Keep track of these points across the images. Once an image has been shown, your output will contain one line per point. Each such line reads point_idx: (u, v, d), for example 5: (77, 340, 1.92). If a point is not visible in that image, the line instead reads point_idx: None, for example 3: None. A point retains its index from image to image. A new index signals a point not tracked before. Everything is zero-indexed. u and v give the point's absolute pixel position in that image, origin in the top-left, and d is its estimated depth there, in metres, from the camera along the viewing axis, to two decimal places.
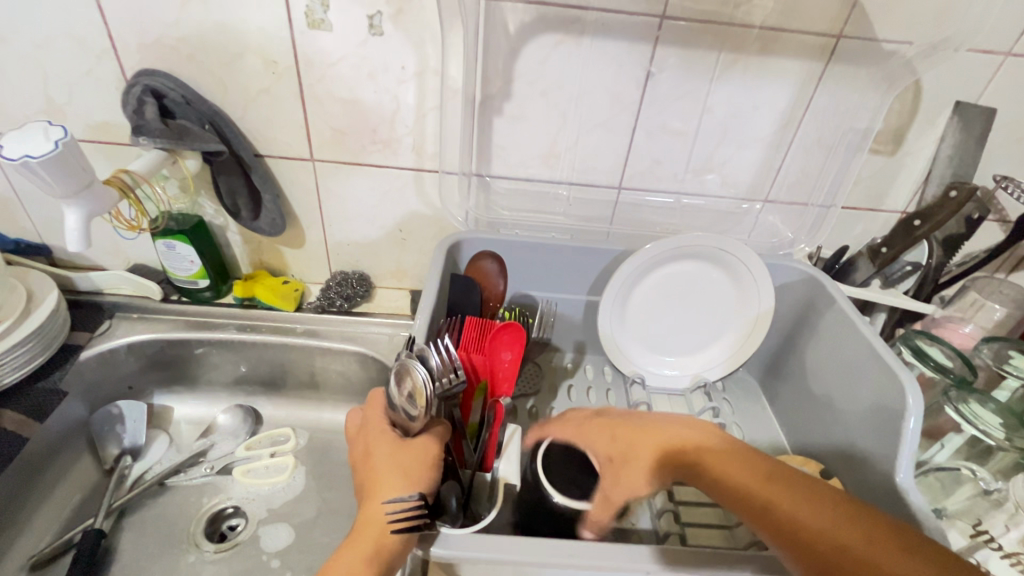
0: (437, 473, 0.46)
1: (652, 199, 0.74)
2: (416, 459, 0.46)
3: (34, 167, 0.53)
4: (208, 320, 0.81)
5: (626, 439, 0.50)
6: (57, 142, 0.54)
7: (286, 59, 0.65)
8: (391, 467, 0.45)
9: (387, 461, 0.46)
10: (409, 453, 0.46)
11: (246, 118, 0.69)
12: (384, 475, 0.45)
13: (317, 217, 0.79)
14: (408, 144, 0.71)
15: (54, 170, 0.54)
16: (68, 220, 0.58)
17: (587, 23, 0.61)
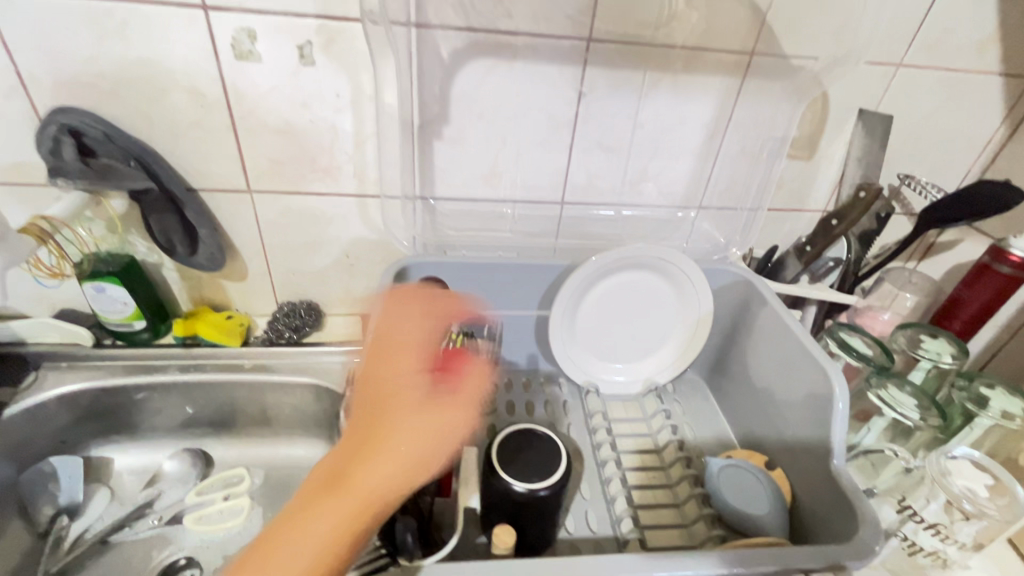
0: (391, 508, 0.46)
1: (594, 212, 0.77)
2: (404, 479, 0.46)
3: None
4: (147, 362, 0.77)
5: None
6: None
7: (215, 92, 0.63)
8: (372, 478, 0.45)
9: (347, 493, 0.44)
10: (399, 474, 0.46)
11: (176, 152, 0.67)
12: (361, 481, 0.45)
13: (259, 249, 0.77)
14: (349, 170, 0.71)
15: None
16: None
17: (517, 48, 0.63)
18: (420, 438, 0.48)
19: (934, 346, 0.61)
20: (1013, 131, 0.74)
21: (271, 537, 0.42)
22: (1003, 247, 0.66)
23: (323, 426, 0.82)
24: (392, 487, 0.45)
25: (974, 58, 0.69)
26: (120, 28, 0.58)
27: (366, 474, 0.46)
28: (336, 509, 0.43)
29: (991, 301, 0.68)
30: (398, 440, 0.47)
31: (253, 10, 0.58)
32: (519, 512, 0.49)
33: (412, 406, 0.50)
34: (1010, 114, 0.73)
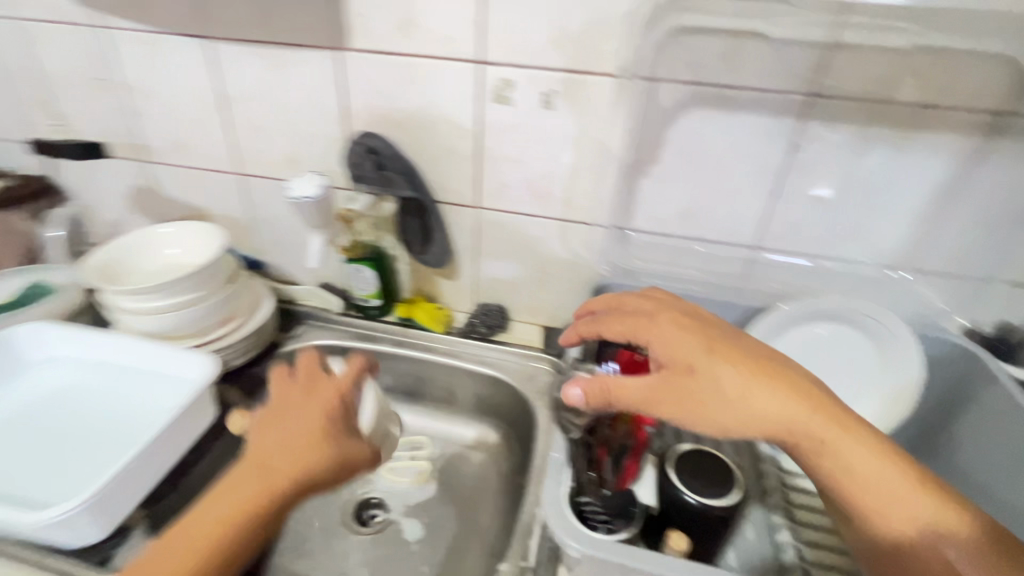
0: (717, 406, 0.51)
1: (788, 260, 0.77)
2: (301, 449, 0.54)
3: (309, 206, 0.78)
4: (372, 333, 0.96)
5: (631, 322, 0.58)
6: (323, 189, 0.78)
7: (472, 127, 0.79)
8: (274, 442, 0.55)
9: (719, 415, 0.50)
10: (276, 450, 0.54)
11: (432, 171, 0.85)
12: (288, 438, 0.55)
13: (472, 256, 0.92)
14: (560, 198, 0.82)
15: (320, 210, 0.80)
16: (316, 245, 0.88)
17: (737, 99, 0.68)
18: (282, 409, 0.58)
19: None
20: None
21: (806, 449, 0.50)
22: None
23: (496, 416, 0.94)
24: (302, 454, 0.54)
25: None
26: (420, 78, 0.77)
27: (262, 450, 0.54)
28: (724, 414, 0.50)
29: None
30: (286, 420, 0.56)
31: (516, 65, 0.73)
32: (691, 522, 0.52)
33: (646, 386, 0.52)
34: None
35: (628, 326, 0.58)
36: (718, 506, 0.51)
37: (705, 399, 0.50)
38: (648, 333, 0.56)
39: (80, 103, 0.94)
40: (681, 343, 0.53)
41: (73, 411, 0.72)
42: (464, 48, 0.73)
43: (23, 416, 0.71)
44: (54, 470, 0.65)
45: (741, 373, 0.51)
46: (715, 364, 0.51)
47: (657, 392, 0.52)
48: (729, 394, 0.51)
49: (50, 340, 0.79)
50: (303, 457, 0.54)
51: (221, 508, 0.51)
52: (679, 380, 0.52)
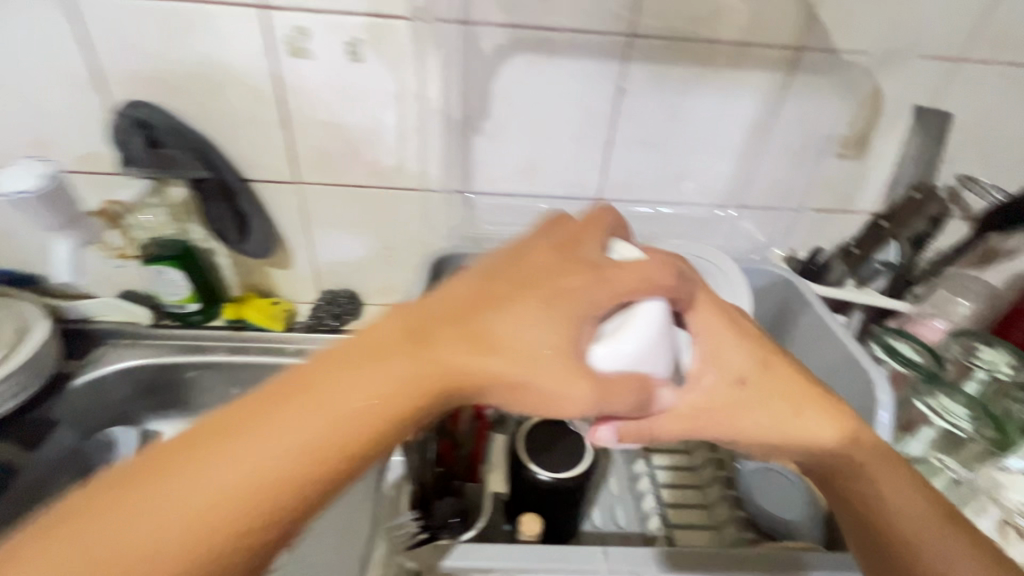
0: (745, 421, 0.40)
1: (630, 208, 0.76)
2: (402, 379, 0.33)
3: (32, 201, 0.65)
4: (198, 343, 0.82)
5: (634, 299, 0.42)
6: (50, 178, 0.66)
7: (270, 89, 0.67)
8: (371, 347, 0.34)
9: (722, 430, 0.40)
10: (335, 400, 0.32)
11: (232, 144, 0.71)
12: (377, 359, 0.34)
13: (304, 240, 0.81)
14: (391, 164, 0.73)
15: (51, 205, 0.67)
16: (65, 250, 0.75)
17: (557, 43, 0.64)
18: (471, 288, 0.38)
19: (991, 357, 0.58)
20: None
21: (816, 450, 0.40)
22: None
23: None
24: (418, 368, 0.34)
25: None
26: (187, 29, 0.62)
27: (339, 357, 0.34)
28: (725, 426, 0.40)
29: None
30: (420, 311, 0.36)
31: (307, 8, 0.61)
32: (545, 497, 0.50)
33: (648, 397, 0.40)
34: None
35: (640, 293, 0.39)
36: (569, 477, 0.49)
37: (721, 422, 0.40)
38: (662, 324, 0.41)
39: None
40: (718, 347, 0.41)
41: None
42: None
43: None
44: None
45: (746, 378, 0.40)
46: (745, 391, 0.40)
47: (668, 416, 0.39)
48: (741, 406, 0.40)
49: None
50: (445, 341, 0.35)
51: (176, 526, 0.29)
52: (691, 402, 0.40)
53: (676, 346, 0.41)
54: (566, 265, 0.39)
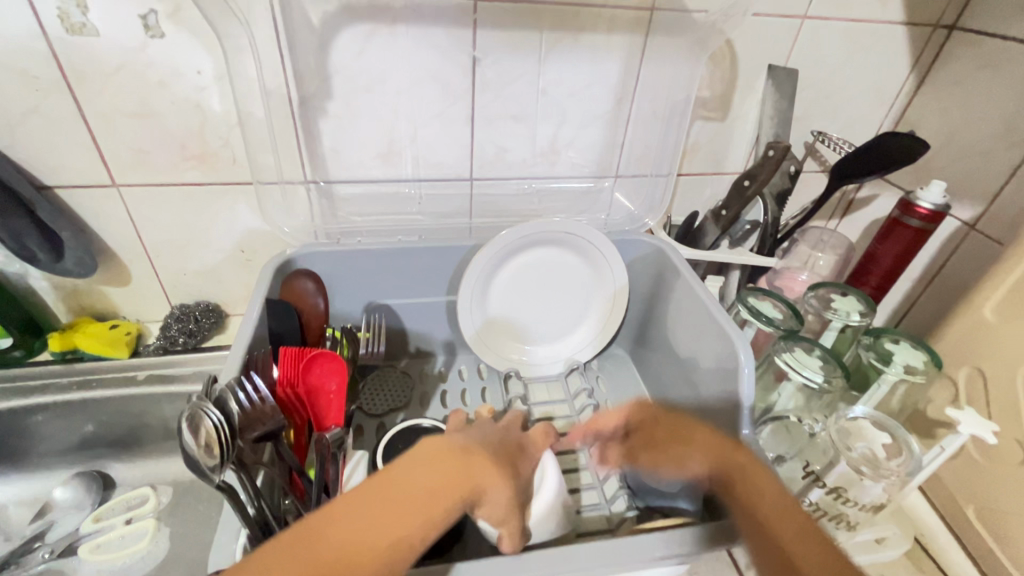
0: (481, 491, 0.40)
1: (504, 186, 0.72)
2: (414, 512, 0.36)
3: None
4: (26, 382, 0.70)
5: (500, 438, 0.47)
6: None
7: (52, 76, 0.55)
8: (396, 487, 0.37)
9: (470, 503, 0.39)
10: (364, 529, 0.34)
11: (18, 147, 0.59)
12: (392, 494, 0.37)
13: (140, 251, 0.70)
14: (227, 157, 0.64)
15: None
16: None
17: (397, 10, 0.57)
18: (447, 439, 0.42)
19: (843, 305, 0.61)
20: (920, 83, 0.74)
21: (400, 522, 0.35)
22: (911, 200, 0.65)
23: None
24: (423, 512, 0.36)
25: (878, 7, 0.67)
26: None
27: (371, 490, 0.37)
28: (401, 503, 0.36)
29: (902, 255, 0.68)
30: (423, 454, 0.40)
31: None
32: None
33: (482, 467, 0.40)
34: (916, 62, 0.73)
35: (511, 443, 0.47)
36: None
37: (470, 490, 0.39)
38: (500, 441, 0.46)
39: None
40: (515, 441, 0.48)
41: None
42: None
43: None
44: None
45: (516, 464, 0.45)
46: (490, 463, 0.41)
47: (445, 485, 0.38)
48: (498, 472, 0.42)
49: None
50: (446, 479, 0.38)
51: None
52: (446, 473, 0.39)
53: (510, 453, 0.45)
54: (508, 451, 0.45)
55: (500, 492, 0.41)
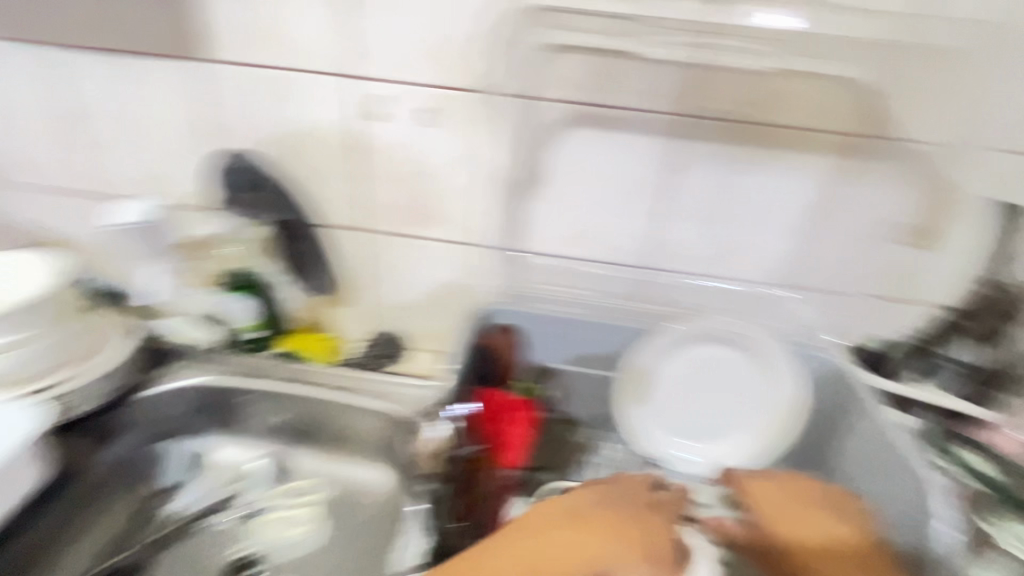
0: (608, 554, 0.48)
1: (679, 279, 0.76)
2: (547, 561, 0.47)
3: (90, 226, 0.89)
4: (252, 368, 0.86)
5: (640, 504, 0.54)
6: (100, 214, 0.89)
7: (347, 145, 0.76)
8: (527, 542, 0.49)
9: (604, 561, 0.48)
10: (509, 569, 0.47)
11: (315, 192, 0.80)
12: (526, 547, 0.48)
13: (369, 280, 0.88)
14: (451, 218, 0.79)
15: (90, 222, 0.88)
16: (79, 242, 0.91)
17: (611, 118, 0.68)
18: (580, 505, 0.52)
19: None
20: None
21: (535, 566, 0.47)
22: None
23: (394, 455, 0.87)
24: (546, 566, 0.47)
25: None
26: (294, 90, 0.73)
27: (518, 538, 0.49)
28: (539, 553, 0.48)
29: None
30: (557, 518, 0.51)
31: (396, 81, 0.70)
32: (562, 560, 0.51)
33: (609, 534, 0.50)
34: None
35: (647, 509, 0.54)
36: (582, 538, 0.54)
37: (597, 550, 0.49)
38: (638, 508, 0.54)
39: None
40: (648, 507, 0.54)
41: None
42: (330, 60, 0.71)
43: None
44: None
45: (648, 531, 0.51)
46: (616, 531, 0.50)
47: (571, 545, 0.49)
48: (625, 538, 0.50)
49: None
50: (574, 542, 0.49)
51: None
52: (573, 534, 0.49)
53: (644, 518, 0.53)
54: (648, 523, 0.52)
55: (625, 565, 0.48)
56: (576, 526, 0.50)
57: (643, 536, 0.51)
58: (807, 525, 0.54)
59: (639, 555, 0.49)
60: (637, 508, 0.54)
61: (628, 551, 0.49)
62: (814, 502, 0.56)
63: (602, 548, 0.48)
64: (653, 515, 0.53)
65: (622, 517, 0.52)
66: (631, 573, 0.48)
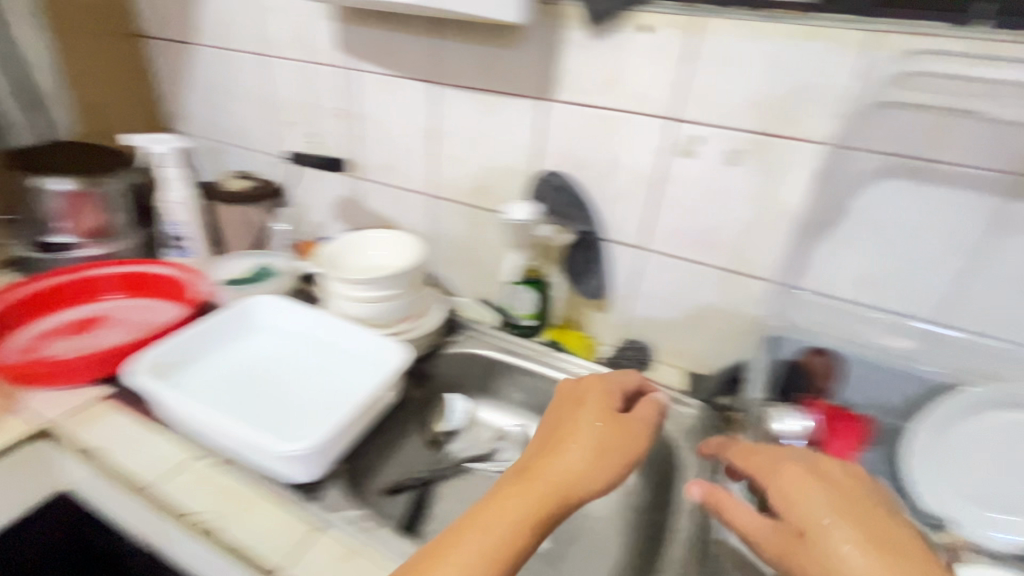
0: (595, 481, 0.59)
1: (973, 340, 0.76)
2: (520, 504, 0.54)
3: (414, 220, 1.15)
4: (523, 349, 1.03)
5: (595, 438, 0.62)
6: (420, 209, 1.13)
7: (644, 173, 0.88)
8: (523, 487, 0.56)
9: (563, 479, 0.57)
10: (517, 523, 0.53)
11: (604, 211, 0.94)
12: (517, 503, 0.54)
13: (629, 293, 0.99)
14: (728, 248, 0.87)
15: (414, 216, 1.14)
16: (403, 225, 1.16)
17: (939, 174, 0.71)
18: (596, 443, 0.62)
19: None
20: None
21: (505, 495, 0.56)
22: None
23: None
24: (549, 495, 0.56)
25: None
26: (614, 126, 0.87)
27: (517, 491, 0.56)
28: (521, 484, 0.57)
29: None
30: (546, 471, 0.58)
31: (709, 123, 0.81)
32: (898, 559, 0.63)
33: (568, 462, 0.59)
34: None
35: (613, 433, 0.64)
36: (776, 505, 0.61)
37: (549, 473, 0.58)
38: (589, 441, 0.62)
39: (315, 119, 1.16)
40: (625, 440, 0.64)
41: (293, 370, 0.85)
42: (658, 106, 0.83)
43: (260, 368, 0.85)
44: (294, 418, 0.76)
45: (587, 463, 0.60)
46: (566, 454, 0.60)
47: (535, 504, 0.55)
48: (576, 465, 0.59)
49: (272, 310, 0.93)
50: (546, 484, 0.57)
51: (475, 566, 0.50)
52: (555, 486, 0.57)
53: (579, 446, 0.61)
54: (608, 446, 0.62)
55: (590, 477, 0.59)
56: (557, 459, 0.60)
57: (592, 460, 0.60)
58: (812, 495, 0.54)
59: (584, 479, 0.58)
60: (585, 429, 0.64)
61: (585, 474, 0.59)
62: (829, 479, 0.57)
63: (542, 472, 0.58)
64: (608, 433, 0.64)
65: (571, 447, 0.61)
66: (587, 480, 0.59)
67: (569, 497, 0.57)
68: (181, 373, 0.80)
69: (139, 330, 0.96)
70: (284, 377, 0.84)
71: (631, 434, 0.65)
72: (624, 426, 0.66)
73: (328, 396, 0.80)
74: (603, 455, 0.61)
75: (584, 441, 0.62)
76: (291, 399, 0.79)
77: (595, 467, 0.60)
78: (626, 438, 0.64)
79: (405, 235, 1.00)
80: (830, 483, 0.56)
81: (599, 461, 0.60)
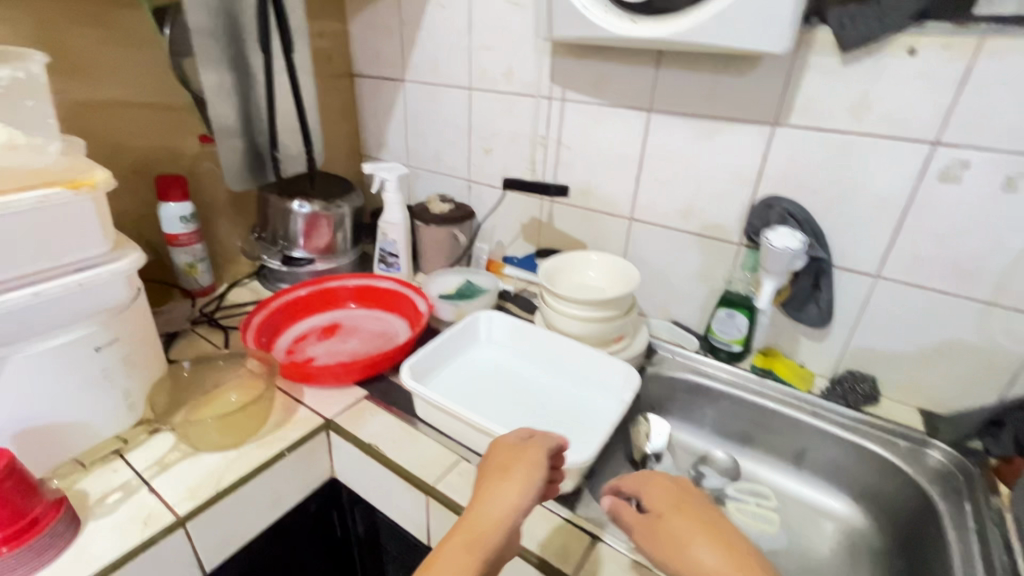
0: (511, 509, 0.58)
1: None
2: (480, 531, 0.56)
3: (606, 241, 1.18)
4: (730, 375, 1.02)
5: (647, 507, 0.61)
6: (614, 231, 1.16)
7: (887, 200, 0.85)
8: (476, 520, 0.57)
9: (490, 515, 0.58)
10: (479, 544, 0.55)
11: (832, 237, 0.91)
12: (464, 532, 0.56)
13: (851, 323, 0.95)
14: (989, 279, 0.81)
15: (608, 238, 1.18)
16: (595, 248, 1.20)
17: None
18: (505, 451, 0.65)
19: None
20: None
21: (474, 530, 0.56)
22: None
23: (856, 488, 0.92)
24: (484, 534, 0.56)
25: None
26: (855, 152, 0.85)
27: (481, 511, 0.58)
28: (480, 525, 0.57)
29: None
30: (487, 491, 0.60)
31: (980, 147, 0.76)
32: None
33: (503, 494, 0.59)
34: None
35: (656, 494, 0.62)
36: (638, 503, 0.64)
37: (483, 514, 0.58)
38: (512, 466, 0.62)
39: (512, 147, 1.23)
40: (659, 492, 0.62)
41: (524, 385, 0.92)
42: (918, 130, 0.79)
43: (507, 381, 0.93)
44: (557, 432, 0.82)
45: (513, 494, 0.59)
46: (496, 487, 0.60)
47: (478, 519, 0.57)
48: (498, 507, 0.58)
49: (496, 327, 1.02)
50: (479, 516, 0.58)
51: None
52: (481, 498, 0.60)
53: (507, 475, 0.61)
54: (521, 454, 0.64)
55: (507, 495, 0.59)
56: (505, 479, 0.61)
57: (497, 477, 0.61)
58: (683, 516, 0.59)
59: (484, 499, 0.59)
60: (506, 452, 0.65)
61: (500, 496, 0.59)
62: (690, 492, 0.62)
63: (492, 523, 0.57)
64: (655, 497, 0.62)
65: (506, 479, 0.61)
66: (505, 501, 0.59)
67: (470, 508, 0.59)
68: (433, 380, 0.90)
69: (373, 340, 1.06)
70: (520, 391, 0.90)
71: (655, 488, 0.63)
72: (678, 489, 0.62)
73: (579, 413, 0.86)
74: (512, 469, 0.62)
75: (508, 478, 0.61)
76: (544, 413, 0.86)
77: (520, 491, 0.59)
78: (647, 486, 0.63)
79: (617, 259, 1.03)
80: (678, 490, 0.62)
81: (501, 483, 0.60)
